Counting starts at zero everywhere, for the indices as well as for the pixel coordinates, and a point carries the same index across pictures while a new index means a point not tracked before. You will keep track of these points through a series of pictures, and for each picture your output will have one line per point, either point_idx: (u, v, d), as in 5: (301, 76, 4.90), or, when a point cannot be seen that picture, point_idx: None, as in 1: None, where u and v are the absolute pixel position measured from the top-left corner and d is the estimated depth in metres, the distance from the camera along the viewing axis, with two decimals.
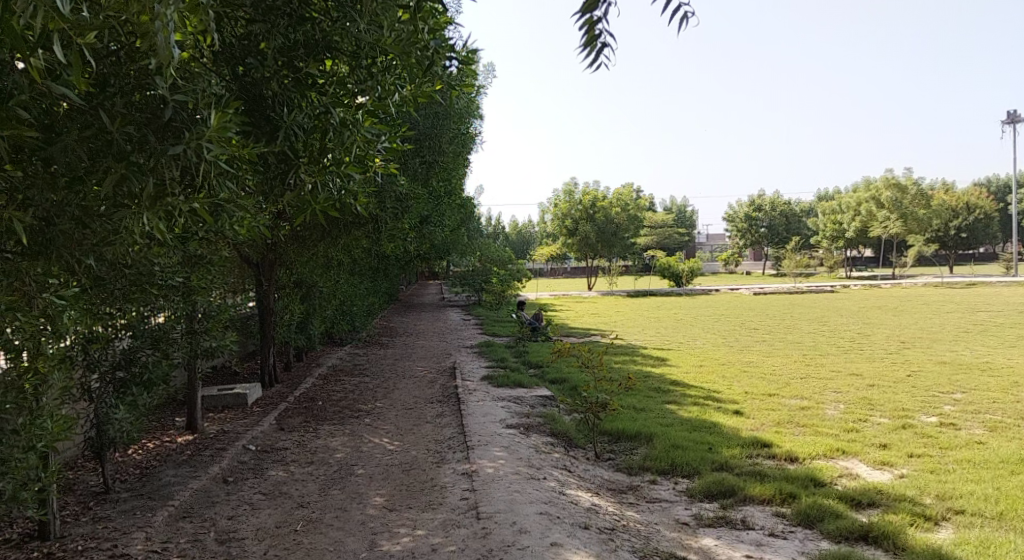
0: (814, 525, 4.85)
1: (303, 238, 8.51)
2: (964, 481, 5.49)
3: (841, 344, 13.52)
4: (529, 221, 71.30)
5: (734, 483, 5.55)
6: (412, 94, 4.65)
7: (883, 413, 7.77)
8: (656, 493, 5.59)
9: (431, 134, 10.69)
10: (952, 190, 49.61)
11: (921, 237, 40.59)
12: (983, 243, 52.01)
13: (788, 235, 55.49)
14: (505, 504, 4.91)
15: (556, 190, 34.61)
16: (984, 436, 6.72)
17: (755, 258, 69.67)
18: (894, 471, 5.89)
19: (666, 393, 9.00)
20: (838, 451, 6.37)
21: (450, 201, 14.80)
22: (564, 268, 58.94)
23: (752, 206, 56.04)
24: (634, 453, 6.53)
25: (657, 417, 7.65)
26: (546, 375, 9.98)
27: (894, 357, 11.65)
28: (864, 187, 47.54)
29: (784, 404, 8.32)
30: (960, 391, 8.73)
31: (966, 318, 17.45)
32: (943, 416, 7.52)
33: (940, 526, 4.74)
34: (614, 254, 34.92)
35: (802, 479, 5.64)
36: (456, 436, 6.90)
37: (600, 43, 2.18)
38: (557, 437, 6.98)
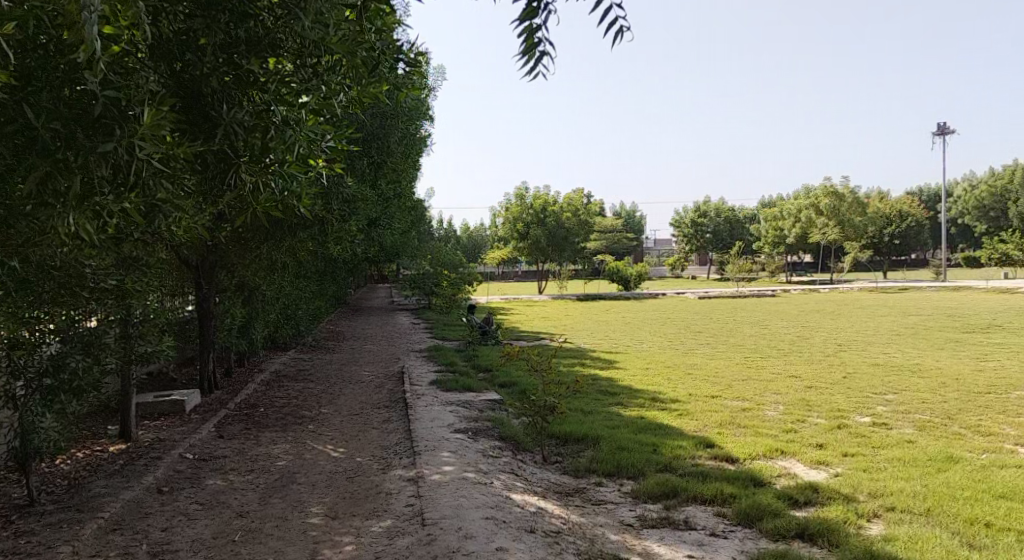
0: (753, 524, 4.95)
1: (245, 240, 8.29)
2: (894, 478, 5.69)
3: (782, 347, 13.88)
4: (480, 225, 71.42)
5: (677, 484, 5.64)
6: (359, 95, 4.57)
7: (821, 413, 8.01)
8: (601, 495, 5.64)
9: (380, 135, 10.51)
10: (885, 199, 51.65)
11: (857, 243, 42.11)
12: (914, 250, 54.28)
13: (731, 241, 56.89)
14: (451, 510, 4.87)
15: (506, 194, 34.61)
16: (913, 435, 6.99)
17: (701, 264, 71.25)
18: (830, 470, 6.07)
19: (612, 396, 9.08)
20: (777, 451, 6.54)
21: (399, 203, 14.63)
22: (516, 273, 59.19)
23: (698, 212, 57.24)
24: (581, 456, 6.56)
25: (604, 419, 7.72)
26: (495, 379, 9.96)
27: (831, 360, 12.04)
28: (804, 195, 49.08)
29: (727, 405, 8.49)
30: (891, 393, 9.07)
31: (897, 322, 18.16)
32: (876, 416, 7.79)
33: (872, 523, 4.90)
34: (565, 259, 35.17)
35: (743, 479, 5.76)
36: (403, 442, 6.83)
37: (538, 53, 2.25)
38: (505, 441, 6.97)
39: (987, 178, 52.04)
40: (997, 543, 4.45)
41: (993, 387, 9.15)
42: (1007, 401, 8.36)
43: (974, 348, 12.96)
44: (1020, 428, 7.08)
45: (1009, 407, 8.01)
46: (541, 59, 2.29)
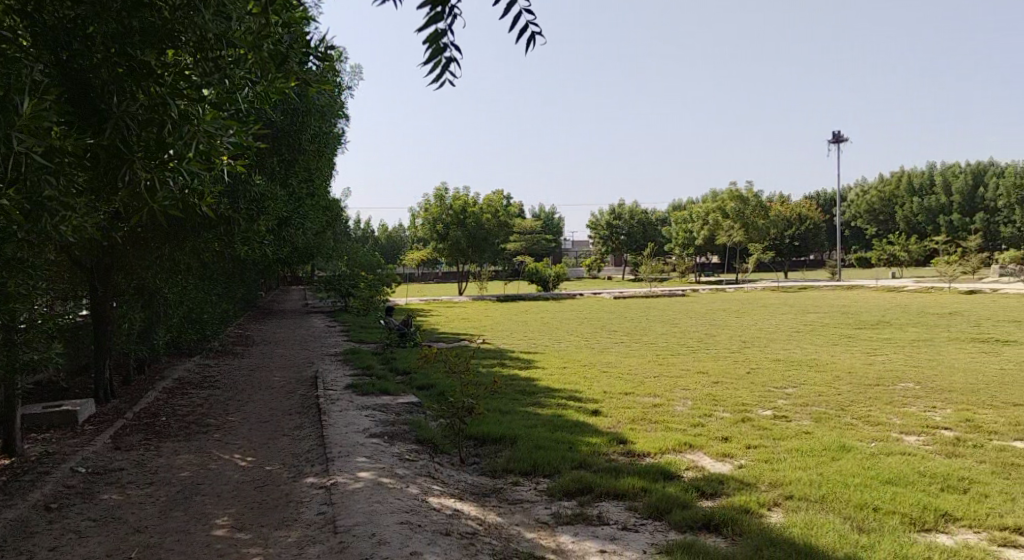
0: (662, 517, 5.10)
1: (145, 241, 7.90)
2: (793, 468, 5.99)
3: (691, 345, 14.36)
4: (398, 226, 70.49)
5: (592, 480, 5.74)
6: (265, 91, 4.41)
7: (726, 407, 8.34)
8: (518, 494, 5.67)
9: (291, 131, 10.19)
10: (786, 203, 54.34)
11: (760, 245, 44.16)
12: (812, 251, 57.43)
13: (645, 243, 58.47)
14: (365, 517, 4.78)
15: (425, 195, 34.31)
16: (810, 426, 7.39)
17: (616, 265, 72.92)
18: (734, 462, 6.32)
19: (529, 396, 9.15)
20: (685, 445, 6.76)
21: (313, 202, 14.27)
22: (435, 274, 58.78)
23: (613, 214, 58.42)
24: (498, 456, 6.58)
25: (521, 419, 7.77)
26: (413, 381, 9.87)
27: (737, 356, 12.55)
28: (712, 198, 51.01)
29: (639, 402, 8.71)
30: (791, 386, 9.55)
31: (797, 320, 19.16)
32: (777, 409, 8.18)
33: (773, 511, 5.14)
34: (484, 260, 35.22)
35: (654, 473, 5.93)
36: (315, 449, 6.66)
37: (443, 59, 2.24)
38: (422, 444, 6.91)
39: (876, 184, 55.64)
40: (883, 526, 4.75)
41: (881, 379, 9.78)
42: (893, 392, 8.95)
43: (865, 343, 13.81)
44: (905, 417, 7.59)
45: (895, 398, 8.57)
46: (447, 65, 2.23)
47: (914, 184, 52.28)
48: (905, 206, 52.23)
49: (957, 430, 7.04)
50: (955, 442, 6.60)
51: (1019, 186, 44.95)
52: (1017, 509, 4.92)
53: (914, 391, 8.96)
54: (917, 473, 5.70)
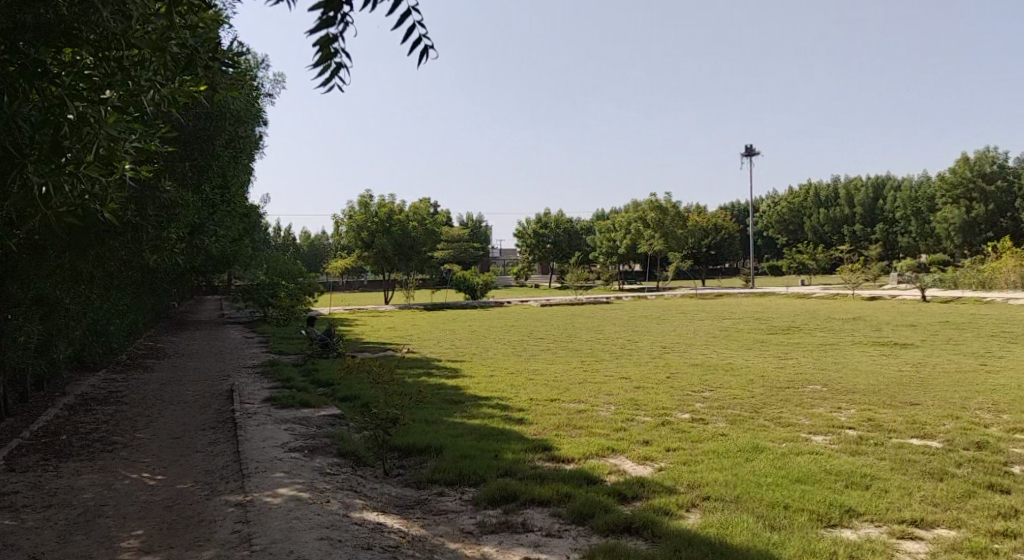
0: (586, 521, 5.16)
1: (44, 251, 7.44)
2: (710, 469, 6.18)
3: (614, 352, 14.63)
4: (321, 235, 68.92)
5: (517, 487, 5.74)
6: (173, 94, 4.27)
7: (647, 412, 8.54)
8: (443, 505, 5.62)
9: (205, 135, 9.76)
10: (703, 213, 56.24)
11: (680, 254, 45.52)
12: (728, 260, 59.61)
13: (571, 251, 59.25)
14: (282, 534, 4.64)
15: (348, 202, 33.66)
16: (726, 428, 7.65)
17: (543, 273, 73.64)
18: (655, 464, 6.47)
19: (455, 405, 9.10)
20: (608, 449, 6.87)
21: (228, 209, 13.78)
22: (360, 283, 57.73)
23: (539, 223, 58.95)
24: (423, 467, 6.51)
25: (447, 429, 7.71)
26: (336, 393, 9.65)
27: (657, 362, 12.86)
28: (634, 208, 52.23)
29: (564, 408, 8.80)
30: (708, 390, 9.86)
31: (715, 326, 19.85)
32: (695, 412, 8.44)
33: (691, 512, 5.28)
34: (410, 268, 34.85)
35: (577, 478, 5.99)
36: (230, 465, 6.42)
37: (334, 64, 2.23)
38: (344, 457, 6.76)
39: (786, 195, 58.32)
40: (793, 523, 4.96)
41: (791, 382, 10.24)
42: (802, 394, 9.38)
43: (776, 348, 14.43)
44: (813, 418, 7.96)
45: (804, 400, 8.98)
46: (337, 72, 2.26)
47: (820, 196, 55.12)
48: (812, 217, 54.96)
49: (860, 429, 7.44)
50: (857, 441, 6.96)
51: (914, 199, 48.13)
52: (912, 502, 5.23)
53: (821, 392, 9.42)
54: (825, 471, 5.98)
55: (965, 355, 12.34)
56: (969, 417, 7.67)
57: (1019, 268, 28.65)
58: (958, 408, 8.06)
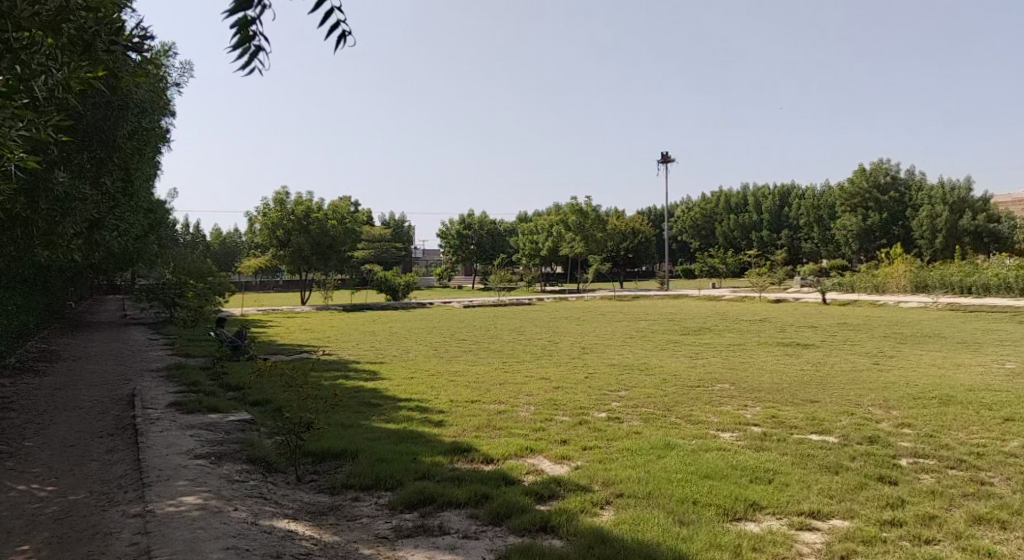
0: (502, 522, 5.17)
1: None
2: (624, 467, 6.32)
3: (534, 352, 14.74)
4: (233, 233, 66.32)
5: (434, 490, 5.69)
6: (68, 79, 4.07)
7: (565, 411, 8.65)
8: (357, 510, 5.52)
9: (105, 126, 9.22)
10: (623, 217, 57.48)
11: (599, 257, 46.36)
12: (646, 263, 61.12)
13: (493, 252, 59.33)
14: (185, 544, 4.45)
15: (263, 198, 32.55)
16: (640, 427, 7.84)
17: (466, 274, 73.49)
18: (571, 463, 6.56)
19: (372, 408, 8.95)
20: (527, 450, 6.91)
21: (132, 203, 13.08)
22: (275, 284, 55.91)
23: (462, 224, 58.70)
24: (338, 472, 6.36)
25: (363, 432, 7.57)
26: (246, 397, 9.30)
27: (576, 362, 13.04)
28: (555, 210, 52.79)
29: (484, 409, 8.80)
30: (624, 389, 10.08)
31: (631, 327, 20.32)
32: (611, 411, 8.61)
33: (605, 510, 5.38)
34: (329, 268, 34.03)
35: (495, 479, 5.99)
36: (129, 474, 6.09)
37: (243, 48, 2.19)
38: (254, 463, 6.52)
39: (700, 200, 60.35)
40: (701, 518, 5.12)
41: (702, 381, 10.59)
42: (713, 392, 9.72)
43: (688, 348, 14.91)
44: (722, 416, 8.25)
45: (714, 398, 9.31)
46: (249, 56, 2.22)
47: (731, 203, 57.30)
48: (724, 222, 57.09)
49: (765, 426, 7.77)
50: (762, 437, 7.26)
51: (817, 207, 50.78)
52: (811, 495, 5.50)
53: (730, 391, 9.78)
54: (731, 467, 6.22)
55: (860, 354, 13.09)
56: (863, 413, 8.14)
57: (908, 273, 30.72)
58: (853, 405, 8.55)
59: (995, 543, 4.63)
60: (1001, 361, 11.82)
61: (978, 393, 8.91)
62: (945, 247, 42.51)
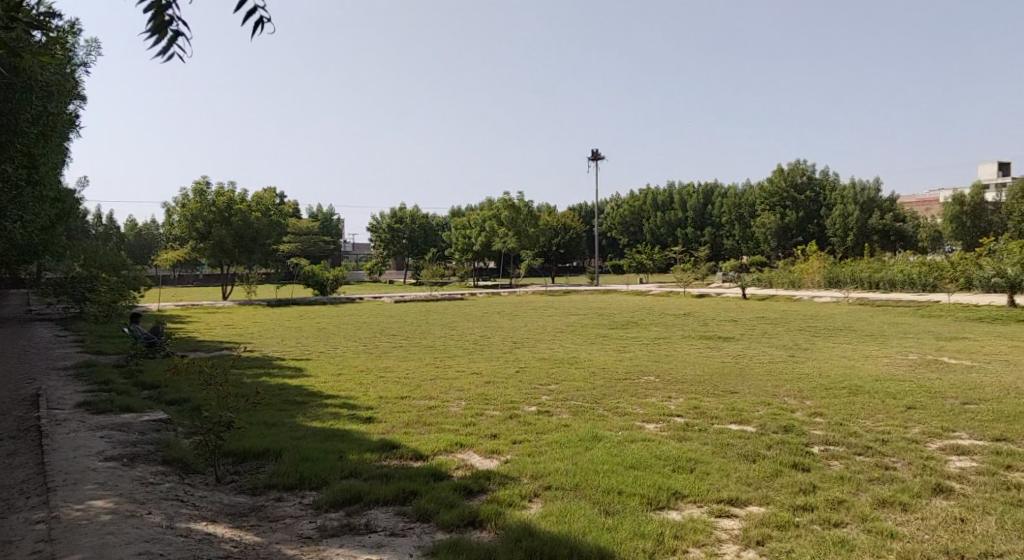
0: (430, 518, 5.14)
1: None
2: (553, 459, 6.38)
3: (465, 347, 14.72)
4: (150, 224, 63.36)
5: (361, 488, 5.61)
6: None
7: (496, 406, 8.66)
8: (281, 510, 5.38)
9: (5, 110, 8.67)
10: (554, 213, 58.06)
11: (531, 252, 46.67)
12: (577, 258, 61.93)
13: (425, 246, 58.88)
14: (93, 551, 4.25)
15: (182, 188, 31.25)
16: (569, 419, 7.94)
17: (397, 269, 72.73)
18: (501, 457, 6.58)
19: (298, 405, 8.73)
20: (456, 445, 6.88)
21: (36, 191, 12.31)
22: (196, 278, 53.74)
23: (393, 218, 57.92)
24: (261, 472, 6.18)
25: (288, 431, 7.37)
26: (163, 396, 8.92)
27: (506, 357, 13.09)
28: (487, 205, 52.78)
29: (414, 405, 8.72)
30: (554, 383, 10.18)
31: (561, 321, 20.60)
32: (540, 405, 8.69)
33: (532, 502, 5.42)
34: (253, 261, 33.02)
35: (424, 475, 5.95)
36: (32, 479, 5.75)
37: None
38: (170, 465, 6.27)
39: (629, 197, 61.51)
40: (627, 508, 5.23)
41: (629, 374, 10.81)
42: (639, 385, 9.93)
43: (616, 342, 15.21)
44: (647, 408, 8.44)
45: (640, 391, 9.51)
46: None
47: (658, 200, 58.76)
48: (651, 219, 58.45)
49: (688, 416, 8.00)
50: (685, 428, 7.48)
51: (739, 205, 52.67)
52: (730, 483, 5.70)
53: (655, 383, 10.03)
54: (656, 457, 6.37)
55: (777, 347, 13.65)
56: (779, 403, 8.50)
57: (822, 269, 32.12)
58: (770, 396, 8.91)
59: (897, 524, 4.91)
60: (904, 352, 12.57)
61: (883, 383, 9.44)
62: (855, 245, 44.92)
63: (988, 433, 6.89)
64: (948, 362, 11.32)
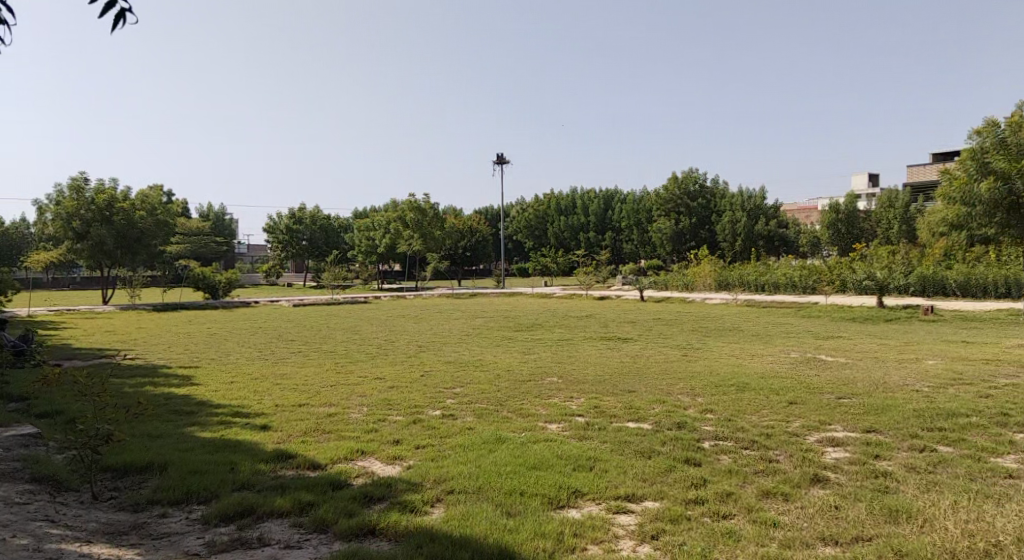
0: (328, 528, 5.00)
1: None
2: (455, 463, 6.35)
3: (368, 352, 14.45)
4: (20, 224, 58.37)
5: (254, 500, 5.37)
6: None
7: (399, 411, 8.55)
8: (165, 526, 5.09)
9: None
10: (459, 216, 57.95)
11: (436, 254, 46.36)
12: (482, 262, 62.04)
13: (326, 248, 57.36)
14: None
15: (55, 185, 29.00)
16: (474, 422, 7.93)
17: (297, 271, 70.43)
18: (403, 463, 6.49)
19: (187, 415, 8.29)
20: (357, 452, 6.74)
21: None
22: (73, 282, 49.98)
23: (292, 218, 55.99)
24: (143, 487, 5.82)
25: (175, 443, 6.98)
26: (33, 409, 8.23)
27: (410, 361, 12.95)
28: (392, 206, 52.00)
29: (313, 413, 8.47)
30: (459, 386, 10.15)
31: (466, 324, 20.59)
32: (444, 408, 8.65)
33: (434, 508, 5.37)
34: (137, 263, 31.22)
35: (321, 484, 5.77)
36: None
37: None
38: (39, 483, 5.79)
39: (532, 202, 62.29)
40: (528, 508, 5.28)
41: (532, 375, 10.93)
42: (542, 386, 10.07)
43: (520, 344, 15.35)
44: (549, 408, 8.57)
45: (543, 392, 9.64)
46: None
47: (562, 205, 59.89)
48: (555, 223, 59.42)
49: (588, 416, 8.17)
50: (586, 427, 7.64)
51: (637, 211, 54.37)
52: (627, 480, 5.86)
53: (557, 384, 10.18)
54: (557, 456, 6.47)
55: (672, 347, 14.19)
56: (674, 400, 8.84)
57: (713, 272, 33.67)
58: (666, 394, 9.25)
59: (778, 514, 5.20)
60: (786, 351, 13.35)
61: (768, 380, 10.00)
62: (743, 250, 47.40)
63: (859, 425, 7.42)
64: (825, 359, 12.13)
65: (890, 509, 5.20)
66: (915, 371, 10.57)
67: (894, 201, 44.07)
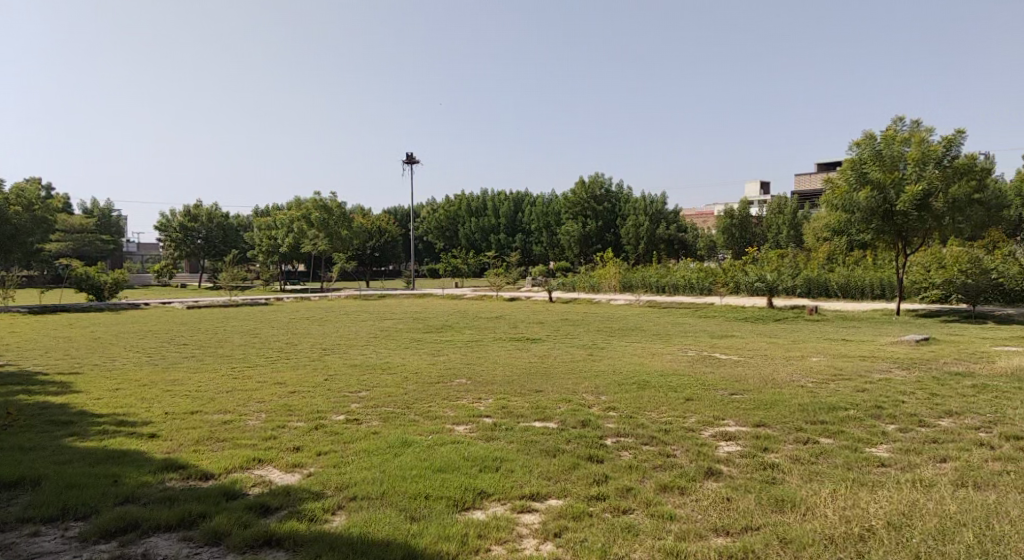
0: (220, 540, 4.78)
1: None
2: (359, 468, 6.22)
3: (268, 355, 13.94)
4: None
5: (139, 514, 5.07)
6: None
7: (300, 416, 8.29)
8: (36, 546, 4.72)
9: None
10: (367, 216, 56.96)
11: (343, 255, 45.39)
12: (391, 263, 61.18)
13: (225, 248, 54.91)
14: None
15: None
16: (379, 426, 7.79)
17: (193, 271, 67.10)
18: (303, 470, 6.30)
19: (66, 426, 7.72)
20: (254, 460, 6.48)
21: None
22: None
23: (187, 216, 53.29)
24: (12, 504, 5.38)
25: (51, 455, 6.49)
26: None
27: (314, 364, 12.60)
28: (296, 205, 50.43)
29: (207, 420, 8.08)
30: (364, 389, 9.96)
31: (373, 326, 20.22)
32: (349, 413, 8.45)
33: (335, 515, 5.24)
34: (10, 260, 28.86)
35: (214, 495, 5.52)
36: None
37: None
38: None
39: (442, 202, 62.00)
40: (432, 512, 5.23)
41: (439, 377, 10.87)
42: (449, 388, 10.02)
43: (428, 345, 15.24)
44: (456, 410, 8.54)
45: (450, 393, 9.59)
46: None
47: (472, 207, 59.95)
48: (465, 225, 59.39)
49: (495, 417, 8.19)
50: (492, 428, 7.65)
51: (546, 213, 55.09)
52: (531, 479, 5.92)
53: (465, 385, 10.16)
54: (462, 458, 6.45)
55: (578, 347, 14.47)
56: (578, 399, 9.00)
57: (617, 274, 34.55)
58: (571, 393, 9.40)
59: (675, 507, 5.38)
60: (685, 350, 13.87)
61: (668, 378, 10.34)
62: (646, 252, 48.88)
63: (750, 420, 7.79)
64: (721, 358, 12.69)
65: (777, 498, 5.49)
66: (801, 367, 11.22)
67: (784, 208, 46.72)
